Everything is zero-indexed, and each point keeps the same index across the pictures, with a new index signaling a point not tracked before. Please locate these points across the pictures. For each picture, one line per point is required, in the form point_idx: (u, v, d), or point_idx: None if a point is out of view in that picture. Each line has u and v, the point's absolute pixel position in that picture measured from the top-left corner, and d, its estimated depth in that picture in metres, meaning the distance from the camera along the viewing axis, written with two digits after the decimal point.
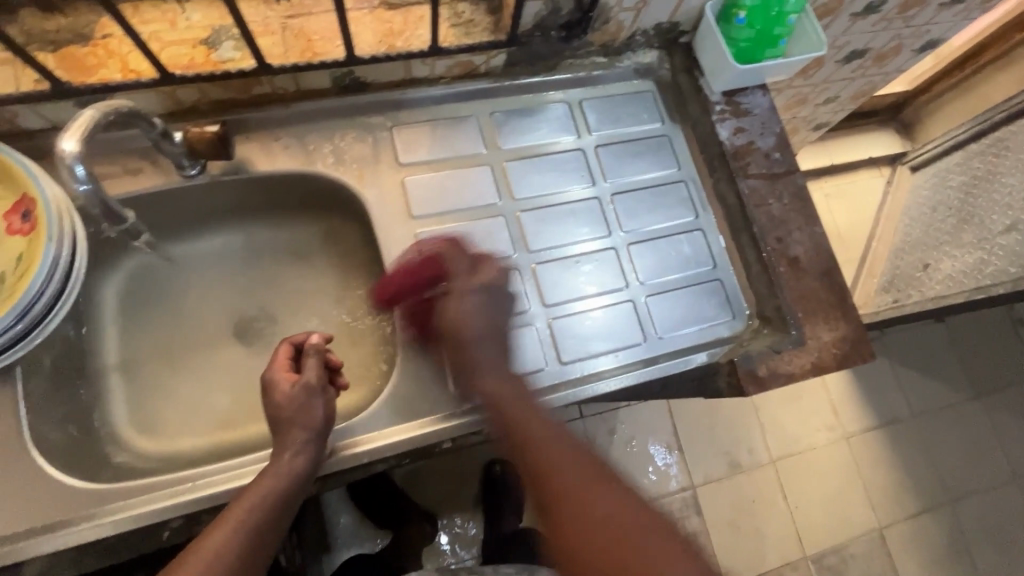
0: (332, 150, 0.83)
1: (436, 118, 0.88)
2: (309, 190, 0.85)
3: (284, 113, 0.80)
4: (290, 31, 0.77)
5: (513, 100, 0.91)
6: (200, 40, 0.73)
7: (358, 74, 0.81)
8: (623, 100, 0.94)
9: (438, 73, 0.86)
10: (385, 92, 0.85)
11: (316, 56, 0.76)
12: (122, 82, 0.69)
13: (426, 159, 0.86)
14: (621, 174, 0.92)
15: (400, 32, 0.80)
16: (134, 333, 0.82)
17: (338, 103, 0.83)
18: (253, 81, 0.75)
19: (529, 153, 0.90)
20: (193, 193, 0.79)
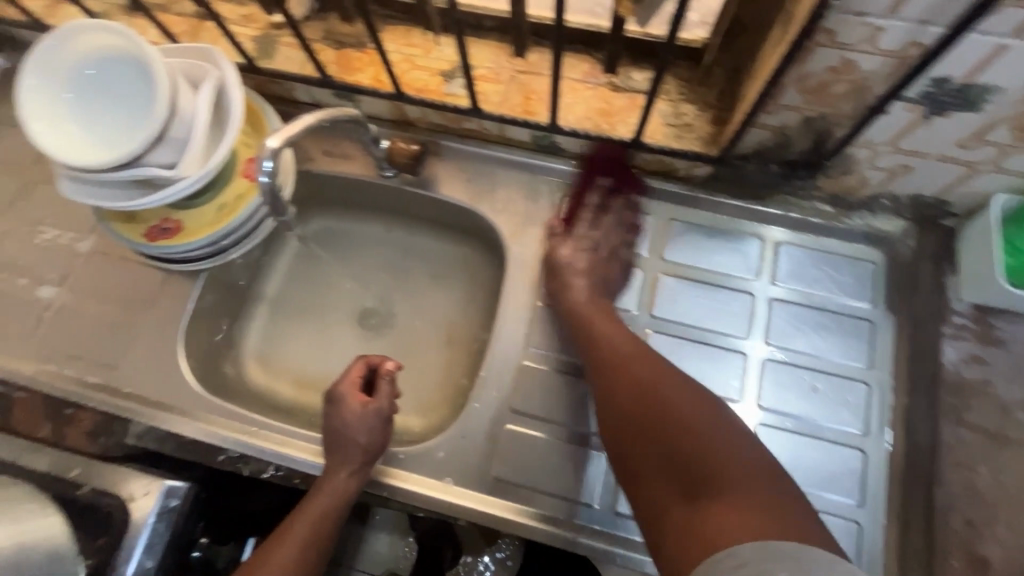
0: (503, 197, 0.85)
1: (614, 203, 0.84)
2: (470, 223, 0.89)
3: (475, 148, 0.85)
4: (514, 83, 0.79)
5: (700, 215, 0.82)
6: (441, 71, 0.80)
7: (557, 140, 0.81)
8: (834, 260, 0.79)
9: (633, 162, 0.82)
10: (576, 162, 0.84)
11: (524, 115, 0.79)
12: (368, 89, 0.79)
13: (582, 239, 0.83)
14: (791, 342, 0.76)
15: (611, 112, 0.77)
16: (287, 277, 0.94)
17: (527, 158, 0.85)
18: (462, 118, 0.81)
19: (693, 275, 0.80)
20: (377, 187, 0.88)
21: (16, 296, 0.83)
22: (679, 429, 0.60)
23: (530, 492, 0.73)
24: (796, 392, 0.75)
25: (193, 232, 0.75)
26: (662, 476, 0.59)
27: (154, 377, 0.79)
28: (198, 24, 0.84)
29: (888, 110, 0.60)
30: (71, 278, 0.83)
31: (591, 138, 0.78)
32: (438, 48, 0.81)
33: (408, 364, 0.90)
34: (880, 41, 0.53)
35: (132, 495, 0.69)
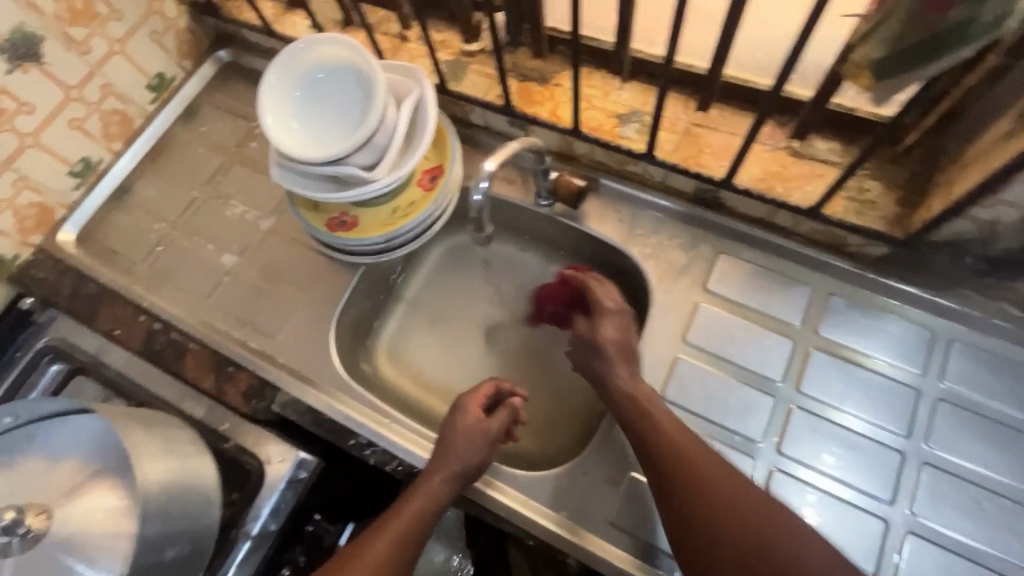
0: (653, 244, 0.87)
1: (768, 267, 0.82)
2: (614, 264, 0.90)
3: (633, 190, 0.87)
4: (687, 136, 0.82)
5: (867, 295, 0.77)
6: (617, 114, 0.82)
7: (722, 196, 0.82)
8: (1014, 370, 0.72)
9: (800, 230, 0.80)
10: (735, 220, 0.83)
11: (695, 166, 0.81)
12: (545, 122, 0.82)
13: (733, 298, 0.82)
14: (954, 451, 0.70)
15: (787, 177, 0.77)
16: (429, 283, 0.99)
17: (685, 209, 0.85)
18: (631, 161, 0.84)
19: (848, 356, 0.75)
20: (533, 216, 0.91)
21: (200, 260, 0.90)
22: (693, 479, 0.63)
23: (646, 546, 0.72)
24: (954, 505, 0.68)
25: (367, 231, 0.77)
26: (683, 502, 0.63)
27: (309, 356, 0.83)
28: (401, 40, 0.89)
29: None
30: (252, 250, 0.90)
31: (762, 199, 0.78)
32: (617, 90, 0.83)
33: (530, 387, 0.92)
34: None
35: (269, 459, 0.74)
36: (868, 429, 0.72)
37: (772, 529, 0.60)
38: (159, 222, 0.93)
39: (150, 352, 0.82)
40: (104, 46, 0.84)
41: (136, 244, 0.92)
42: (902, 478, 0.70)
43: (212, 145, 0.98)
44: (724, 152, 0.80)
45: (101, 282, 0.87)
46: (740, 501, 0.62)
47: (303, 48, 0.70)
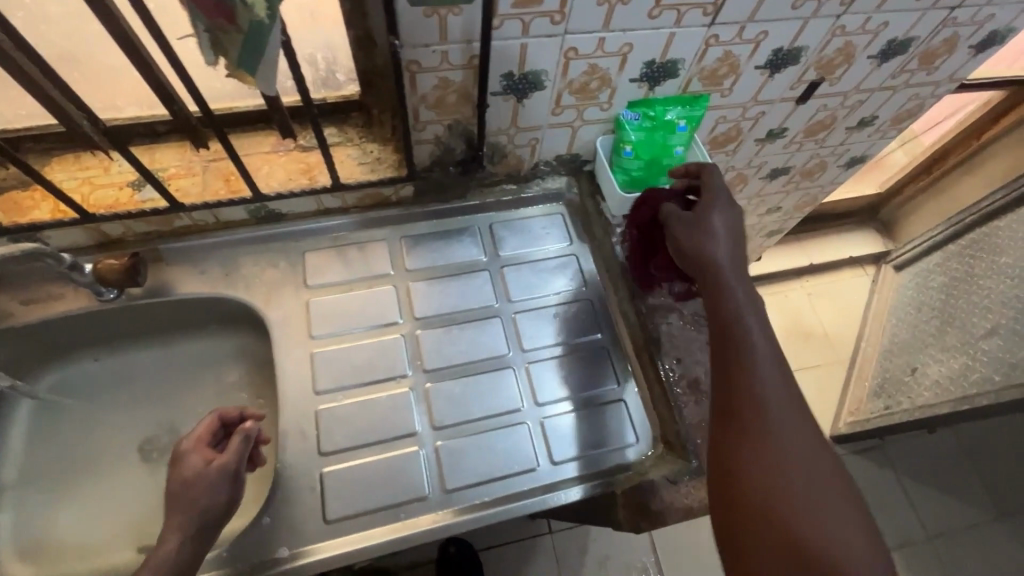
0: (247, 276, 0.79)
1: (344, 244, 0.81)
2: (224, 313, 0.82)
3: (197, 237, 0.79)
4: (210, 171, 0.76)
5: (428, 221, 0.83)
6: (127, 183, 0.75)
7: (274, 207, 0.77)
8: (525, 223, 0.85)
9: (350, 202, 0.80)
10: (301, 220, 0.80)
11: (227, 194, 0.75)
12: (51, 222, 0.71)
13: (335, 281, 0.78)
14: (530, 297, 0.80)
15: (294, 168, 0.76)
16: (39, 451, 0.79)
17: (255, 233, 0.80)
18: (172, 217, 0.76)
19: (451, 314, 0.78)
20: (113, 313, 0.79)
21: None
22: (733, 417, 0.57)
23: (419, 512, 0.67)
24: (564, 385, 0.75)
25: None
26: (765, 469, 0.54)
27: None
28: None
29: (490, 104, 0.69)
30: None
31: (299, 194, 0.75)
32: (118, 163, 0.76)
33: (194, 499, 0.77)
34: (451, 58, 0.62)
35: None
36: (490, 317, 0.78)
37: (796, 475, 0.54)
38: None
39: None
40: None
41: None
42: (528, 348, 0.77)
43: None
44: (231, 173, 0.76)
45: None
46: (783, 436, 0.55)
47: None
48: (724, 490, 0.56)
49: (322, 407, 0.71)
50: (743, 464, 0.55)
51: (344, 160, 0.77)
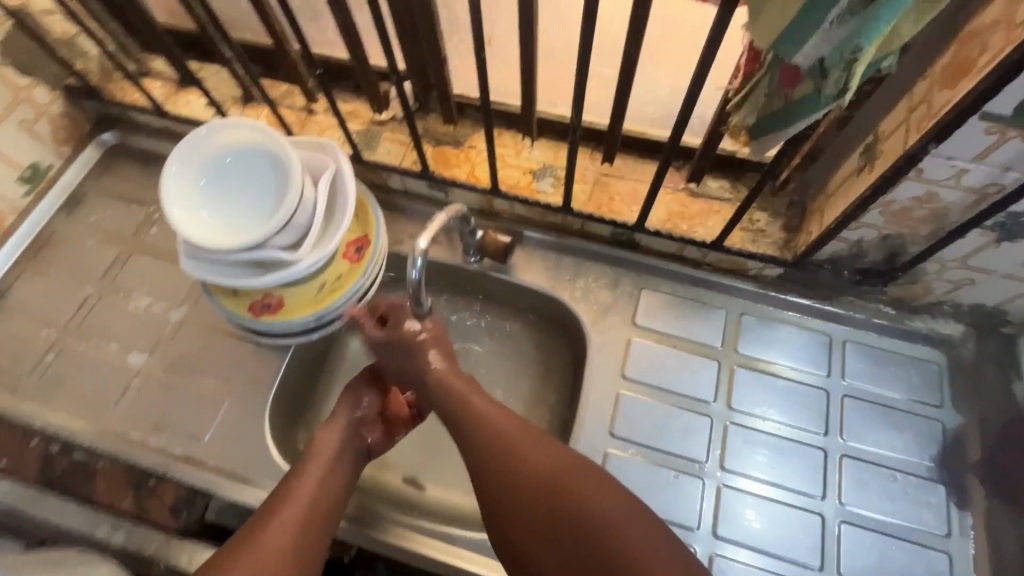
0: (584, 286, 0.77)
1: (677, 294, 0.76)
2: (543, 308, 0.80)
3: (558, 240, 0.78)
4: (599, 186, 0.76)
5: (768, 311, 0.75)
6: (531, 170, 0.77)
7: (638, 239, 0.76)
8: (891, 357, 0.71)
9: (705, 258, 0.75)
10: (652, 257, 0.77)
11: (609, 213, 0.75)
12: (465, 184, 0.77)
13: (662, 329, 0.74)
14: (866, 439, 0.68)
15: (688, 216, 0.73)
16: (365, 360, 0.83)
17: (608, 255, 0.77)
18: (549, 213, 0.76)
19: (769, 425, 0.69)
20: (467, 276, 0.81)
21: (103, 364, 0.73)
22: (504, 458, 0.56)
23: None
24: (872, 568, 0.62)
25: (295, 309, 0.68)
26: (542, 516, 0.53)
27: (243, 455, 0.68)
28: (309, 117, 0.83)
29: (962, 236, 0.56)
30: (164, 347, 0.74)
31: (667, 238, 0.73)
32: (529, 148, 0.78)
33: (429, 457, 0.79)
34: (964, 179, 0.50)
35: None
36: (803, 437, 0.68)
37: (586, 477, 0.53)
38: (47, 327, 0.76)
39: (49, 479, 0.68)
40: None
41: (26, 357, 0.74)
42: (830, 483, 0.66)
43: (104, 236, 0.83)
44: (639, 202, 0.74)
45: None
46: (533, 462, 0.55)
47: (207, 134, 0.64)
48: (545, 542, 0.52)
49: (612, 451, 0.68)
50: (519, 476, 0.55)
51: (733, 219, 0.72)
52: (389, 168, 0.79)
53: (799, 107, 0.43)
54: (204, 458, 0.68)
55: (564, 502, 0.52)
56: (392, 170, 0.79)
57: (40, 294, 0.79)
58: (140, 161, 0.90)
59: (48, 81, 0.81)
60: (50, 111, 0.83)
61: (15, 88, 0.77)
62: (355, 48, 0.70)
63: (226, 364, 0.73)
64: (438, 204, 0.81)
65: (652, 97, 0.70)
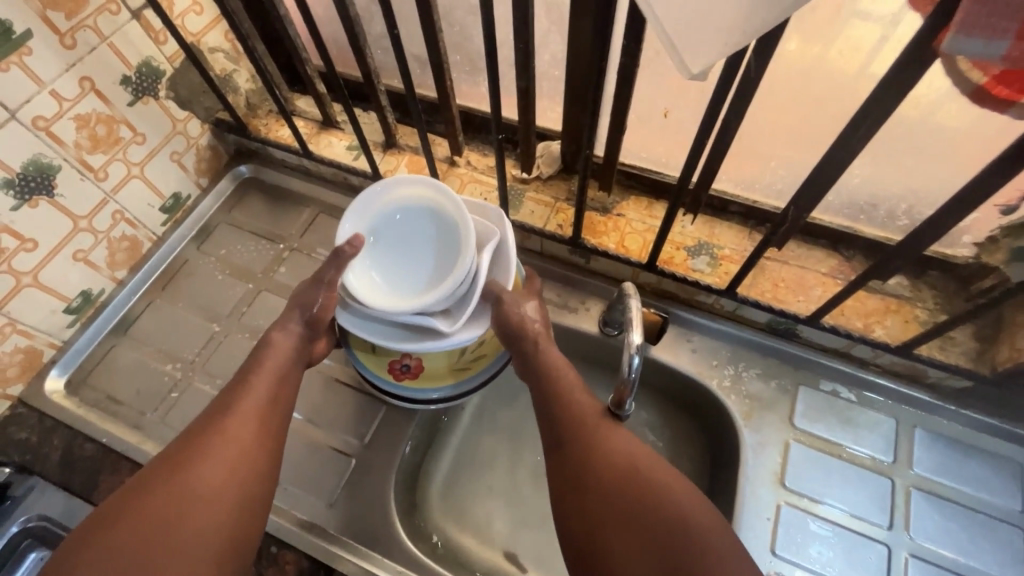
0: (735, 376, 0.71)
1: (841, 396, 0.69)
2: (684, 392, 0.73)
3: (708, 322, 0.73)
4: (760, 271, 0.70)
5: (946, 426, 0.67)
6: (685, 246, 0.72)
7: (799, 330, 0.70)
8: None
9: (875, 359, 0.68)
10: (813, 351, 0.71)
11: (773, 302, 0.69)
12: (615, 255, 0.72)
13: (825, 435, 0.67)
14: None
15: (863, 312, 0.67)
16: (482, 425, 0.78)
17: (762, 344, 0.72)
18: (704, 293, 0.71)
19: (959, 566, 0.60)
20: (601, 349, 0.75)
21: None
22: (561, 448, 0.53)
23: None
24: None
25: (436, 377, 0.65)
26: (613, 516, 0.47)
27: (366, 529, 0.63)
28: (450, 169, 0.80)
29: None
30: None
31: (839, 334, 0.67)
32: (682, 222, 0.74)
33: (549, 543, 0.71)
34: None
35: None
36: None
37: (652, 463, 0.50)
38: (173, 363, 0.75)
39: None
40: (123, 171, 0.73)
41: (150, 392, 0.73)
42: None
43: (234, 271, 0.82)
44: (809, 292, 0.68)
45: (103, 441, 0.68)
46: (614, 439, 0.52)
47: (380, 190, 0.61)
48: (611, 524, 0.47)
49: (776, 573, 0.60)
50: (588, 461, 0.51)
51: (917, 322, 0.65)
52: (533, 231, 0.75)
53: None
54: (325, 528, 0.63)
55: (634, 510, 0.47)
56: (534, 232, 0.76)
57: (168, 327, 0.78)
58: (269, 197, 0.89)
59: (201, 115, 0.82)
60: (198, 143, 0.83)
61: (172, 121, 0.77)
62: (525, 110, 0.67)
63: (354, 422, 0.70)
64: (576, 271, 0.77)
65: (841, 184, 0.65)
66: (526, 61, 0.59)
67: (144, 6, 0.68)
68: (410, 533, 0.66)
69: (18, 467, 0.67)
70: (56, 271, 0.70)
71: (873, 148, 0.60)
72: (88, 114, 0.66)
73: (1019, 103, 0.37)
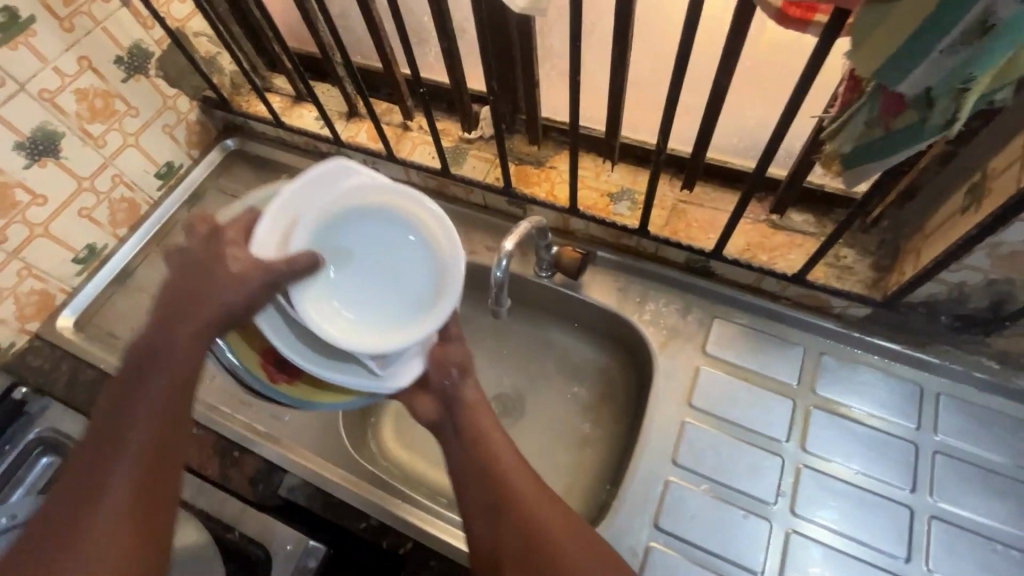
0: (655, 310, 0.77)
1: (753, 327, 0.74)
2: (611, 328, 0.80)
3: (632, 263, 0.79)
4: (676, 213, 0.76)
5: (849, 352, 0.71)
6: (609, 193, 0.78)
7: (714, 267, 0.75)
8: (991, 417, 0.66)
9: (784, 292, 0.73)
10: (728, 287, 0.76)
11: (687, 239, 0.74)
12: (544, 203, 0.79)
13: (734, 361, 0.72)
14: (962, 504, 0.62)
15: (770, 247, 0.72)
16: None
17: (682, 281, 0.77)
18: (625, 235, 0.77)
19: (850, 475, 0.65)
20: (536, 290, 0.82)
21: None
22: (464, 449, 0.57)
23: None
24: None
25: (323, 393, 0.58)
26: (479, 515, 0.54)
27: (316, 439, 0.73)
28: (403, 133, 0.89)
29: None
30: None
31: (746, 267, 0.72)
32: (607, 172, 0.80)
33: None
34: None
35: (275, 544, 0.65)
36: (886, 490, 0.64)
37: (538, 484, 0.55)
38: None
39: None
40: (120, 140, 0.85)
41: None
42: (915, 543, 0.61)
43: None
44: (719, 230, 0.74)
45: (101, 367, 0.80)
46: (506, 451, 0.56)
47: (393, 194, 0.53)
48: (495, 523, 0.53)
49: (675, 479, 0.66)
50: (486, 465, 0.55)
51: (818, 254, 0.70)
52: (474, 184, 0.83)
53: (904, 137, 0.43)
54: (280, 437, 0.73)
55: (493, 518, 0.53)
56: (475, 185, 0.83)
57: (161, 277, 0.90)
58: (252, 166, 1.00)
59: (189, 92, 0.93)
60: (187, 118, 0.95)
61: (162, 98, 0.89)
62: (456, 72, 0.75)
63: None
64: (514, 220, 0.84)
65: (741, 128, 0.70)
66: (443, 23, 0.67)
67: None
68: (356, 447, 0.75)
69: (34, 388, 0.79)
70: (65, 225, 0.82)
71: (762, 91, 0.65)
72: (86, 89, 0.78)
73: (813, 20, 0.43)
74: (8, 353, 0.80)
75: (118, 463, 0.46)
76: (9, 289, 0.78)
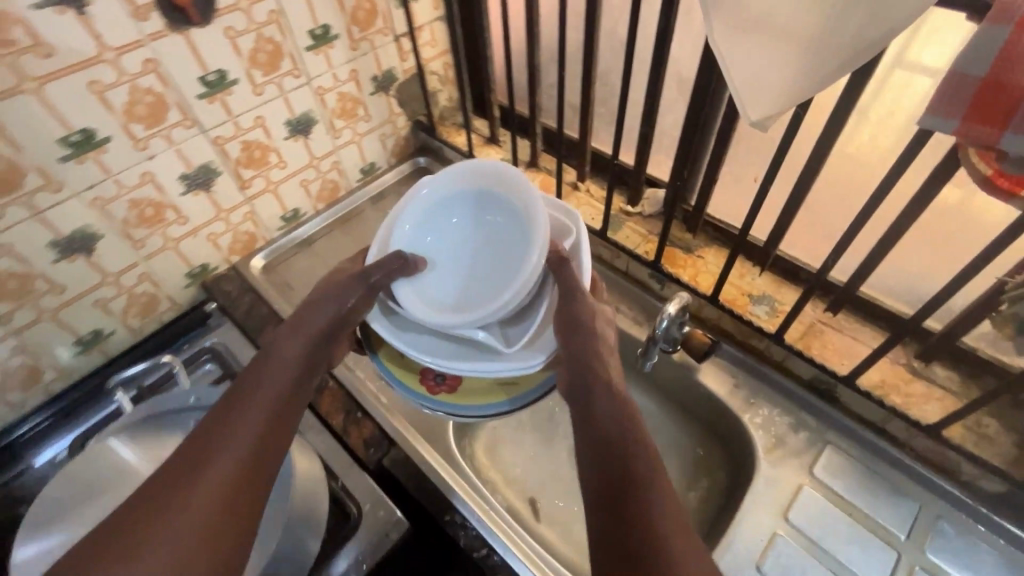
0: (769, 417, 0.78)
1: (869, 466, 0.73)
2: (717, 418, 0.82)
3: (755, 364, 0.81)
4: (813, 331, 0.79)
5: (972, 525, 0.68)
6: (750, 294, 0.83)
7: (840, 393, 0.76)
8: None
9: (910, 442, 0.72)
10: (851, 418, 0.76)
11: (819, 357, 0.77)
12: (686, 285, 0.85)
13: (841, 491, 0.71)
14: None
15: (905, 392, 0.72)
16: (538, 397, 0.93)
17: (803, 398, 0.78)
18: (757, 336, 0.81)
19: None
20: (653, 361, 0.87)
21: None
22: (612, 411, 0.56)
23: None
24: None
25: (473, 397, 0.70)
26: (597, 470, 0.52)
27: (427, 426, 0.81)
28: (572, 191, 1.00)
29: None
30: None
31: (879, 402, 0.72)
32: (753, 275, 0.85)
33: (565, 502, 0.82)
34: None
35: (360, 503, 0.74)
36: None
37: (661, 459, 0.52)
38: None
39: None
40: (350, 136, 1.04)
41: None
42: None
43: None
44: (855, 358, 0.75)
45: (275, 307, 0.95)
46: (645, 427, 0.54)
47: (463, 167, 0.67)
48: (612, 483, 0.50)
49: None
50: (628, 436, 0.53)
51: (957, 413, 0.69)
52: (625, 249, 0.91)
53: None
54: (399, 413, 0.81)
55: (622, 498, 0.48)
56: (625, 252, 0.91)
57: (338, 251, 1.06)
58: None
59: (408, 113, 1.12)
60: (400, 132, 1.13)
61: (390, 113, 1.08)
62: (643, 155, 0.85)
63: None
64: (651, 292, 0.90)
65: (903, 272, 0.73)
66: (651, 114, 0.78)
67: (404, 34, 0.99)
68: (456, 445, 0.81)
69: (221, 306, 0.96)
70: (289, 189, 1.00)
71: (938, 245, 0.68)
72: (345, 93, 0.97)
73: (1019, 194, 0.47)
74: (212, 273, 0.97)
75: (199, 505, 0.47)
76: (234, 225, 0.96)
